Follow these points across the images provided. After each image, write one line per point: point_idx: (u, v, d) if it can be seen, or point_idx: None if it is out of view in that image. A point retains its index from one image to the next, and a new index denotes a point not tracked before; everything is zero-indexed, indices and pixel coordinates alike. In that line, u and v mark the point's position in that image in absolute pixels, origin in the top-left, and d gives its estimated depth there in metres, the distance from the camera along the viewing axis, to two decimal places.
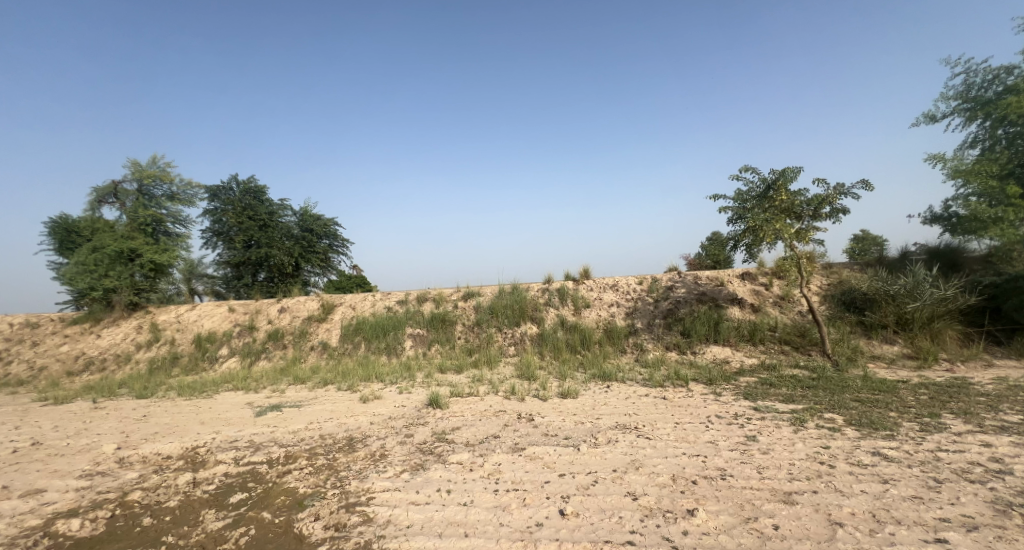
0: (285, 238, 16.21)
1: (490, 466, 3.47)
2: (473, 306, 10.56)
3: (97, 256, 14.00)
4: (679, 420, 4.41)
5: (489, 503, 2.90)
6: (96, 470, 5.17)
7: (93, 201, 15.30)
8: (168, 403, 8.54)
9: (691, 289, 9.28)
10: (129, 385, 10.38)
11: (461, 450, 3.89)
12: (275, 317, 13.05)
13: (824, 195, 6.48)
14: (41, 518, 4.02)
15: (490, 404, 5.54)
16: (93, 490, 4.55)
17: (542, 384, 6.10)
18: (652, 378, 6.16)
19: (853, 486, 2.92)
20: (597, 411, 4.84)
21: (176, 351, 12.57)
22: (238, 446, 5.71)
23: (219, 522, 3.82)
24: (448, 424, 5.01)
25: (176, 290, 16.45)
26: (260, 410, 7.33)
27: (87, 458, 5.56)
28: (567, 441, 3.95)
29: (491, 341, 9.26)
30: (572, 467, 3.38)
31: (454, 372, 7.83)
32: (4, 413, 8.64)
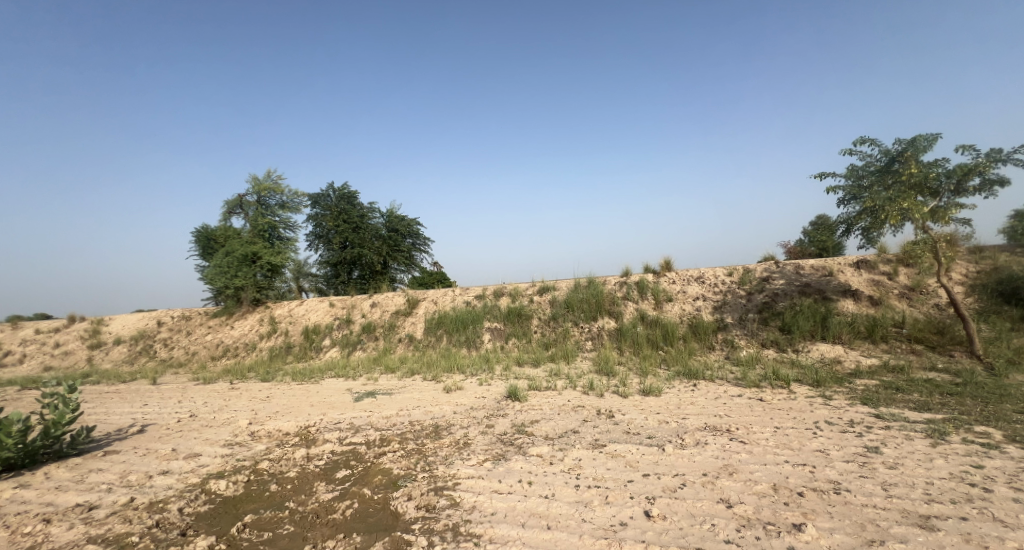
0: (374, 238, 17.38)
1: (571, 461, 3.47)
2: (549, 300, 10.56)
3: (228, 259, 16.67)
4: (779, 424, 4.08)
5: (571, 498, 2.90)
6: (237, 441, 5.94)
7: (225, 213, 18.45)
8: (285, 387, 9.60)
9: (791, 280, 8.56)
10: (254, 369, 11.84)
11: (541, 443, 3.93)
12: (368, 310, 14.05)
13: (972, 165, 5.62)
14: (199, 477, 4.72)
15: (568, 399, 5.51)
16: (235, 458, 5.25)
17: (622, 381, 5.94)
18: (745, 377, 5.76)
19: (1018, 516, 2.52)
20: (683, 411, 4.63)
21: (289, 341, 14.03)
22: (341, 427, 6.25)
23: (329, 493, 4.22)
24: (528, 417, 5.07)
25: (288, 288, 18.41)
26: (358, 396, 7.96)
27: (229, 430, 6.44)
28: (650, 440, 3.82)
29: (568, 336, 9.22)
30: (656, 468, 3.27)
31: (532, 365, 7.91)
32: (169, 390, 10.33)
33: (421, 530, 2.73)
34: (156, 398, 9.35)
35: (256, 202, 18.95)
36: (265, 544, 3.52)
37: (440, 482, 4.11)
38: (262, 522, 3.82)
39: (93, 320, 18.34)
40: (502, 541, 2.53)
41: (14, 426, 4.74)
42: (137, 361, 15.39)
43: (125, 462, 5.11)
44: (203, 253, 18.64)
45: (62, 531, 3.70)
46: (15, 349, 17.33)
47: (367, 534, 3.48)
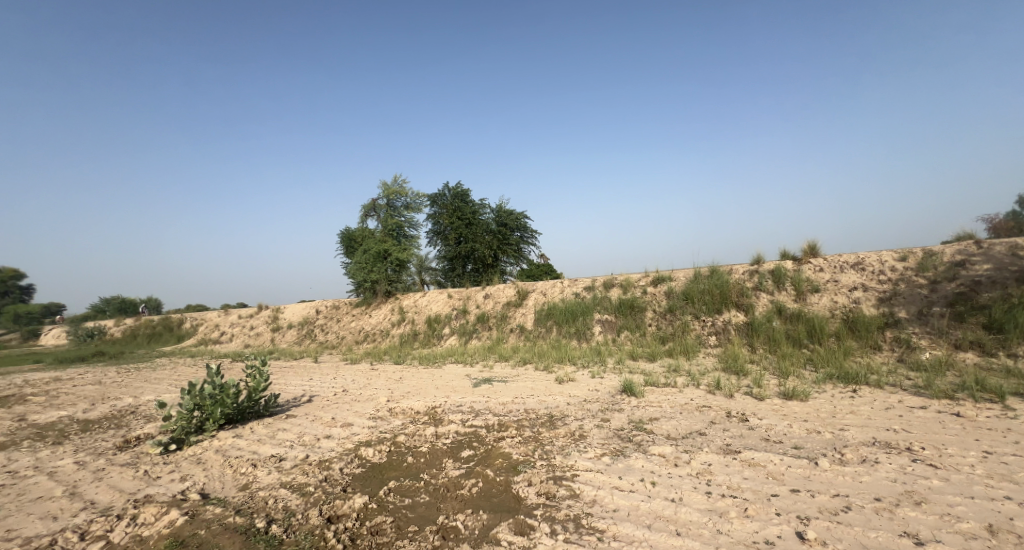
0: (486, 232, 18.08)
1: (699, 465, 3.26)
2: (664, 291, 10.03)
3: (366, 257, 18.94)
4: (989, 449, 3.35)
5: (702, 505, 2.73)
6: (378, 414, 6.95)
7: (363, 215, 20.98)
8: (413, 370, 10.56)
9: (1002, 266, 7.03)
10: (388, 353, 13.25)
11: (663, 442, 3.75)
12: (482, 301, 14.70)
13: None
14: (354, 443, 5.78)
15: (691, 398, 5.17)
16: (378, 429, 6.25)
17: (756, 381, 5.39)
18: (928, 386, 4.87)
19: None
20: (841, 421, 4.05)
21: (415, 329, 15.36)
22: (463, 410, 6.68)
23: (456, 471, 4.61)
24: (647, 413, 4.87)
25: (414, 281, 20.11)
26: (476, 382, 8.42)
27: (372, 405, 7.55)
28: (797, 451, 3.42)
29: (687, 330, 8.66)
30: (809, 485, 2.91)
31: (647, 359, 7.61)
32: (323, 368, 12.07)
33: (543, 516, 2.79)
34: (317, 375, 11.05)
35: (387, 204, 21.07)
36: (406, 508, 4.05)
37: (556, 470, 4.16)
38: (403, 489, 4.39)
39: (270, 309, 22.21)
40: (628, 540, 2.46)
41: (230, 389, 6.74)
42: (304, 342, 18.32)
43: (300, 429, 6.56)
44: (347, 252, 21.40)
45: (265, 476, 4.92)
46: (225, 330, 22.06)
47: (492, 513, 3.73)
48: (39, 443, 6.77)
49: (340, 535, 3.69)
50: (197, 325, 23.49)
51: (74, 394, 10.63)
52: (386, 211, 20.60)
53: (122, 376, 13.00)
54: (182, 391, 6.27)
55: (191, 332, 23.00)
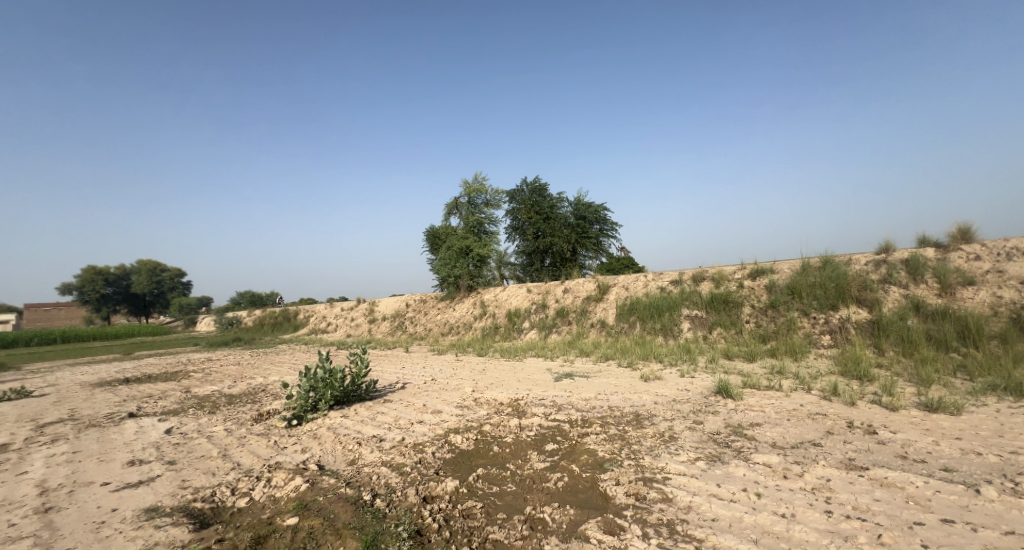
0: (564, 226, 17.89)
1: (815, 479, 2.95)
2: (765, 285, 9.24)
3: (449, 253, 19.72)
4: None
5: (820, 525, 2.46)
6: (465, 403, 7.21)
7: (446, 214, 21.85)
8: (495, 362, 10.80)
9: None
10: (471, 345, 13.69)
11: (768, 451, 3.45)
12: (561, 296, 14.60)
13: None
14: (444, 430, 6.04)
15: (801, 404, 4.69)
16: (465, 417, 6.48)
17: (885, 389, 4.75)
18: None
19: None
20: (1007, 442, 3.43)
21: (496, 323, 15.69)
22: (545, 404, 6.69)
23: (541, 463, 4.63)
24: (748, 418, 4.51)
25: (494, 276, 20.54)
26: (558, 376, 8.39)
27: (458, 394, 7.83)
28: (943, 474, 2.96)
29: (793, 328, 7.90)
30: (965, 515, 2.49)
31: (744, 359, 7.05)
32: (413, 358, 12.79)
33: (634, 518, 2.70)
34: (408, 363, 11.78)
35: (467, 201, 21.72)
36: (494, 495, 4.15)
37: (644, 472, 4.00)
38: (491, 476, 4.51)
39: (366, 302, 23.98)
40: None
41: (338, 375, 7.60)
42: (396, 333, 19.57)
43: (396, 413, 7.02)
44: (431, 249, 22.39)
45: (369, 453, 5.48)
46: (328, 322, 24.28)
47: (579, 509, 3.69)
48: (197, 416, 8.13)
49: (435, 514, 3.92)
50: (306, 317, 26.11)
51: (219, 374, 12.52)
52: (467, 209, 21.25)
53: (252, 359, 14.99)
54: (301, 373, 7.13)
55: (302, 322, 25.70)
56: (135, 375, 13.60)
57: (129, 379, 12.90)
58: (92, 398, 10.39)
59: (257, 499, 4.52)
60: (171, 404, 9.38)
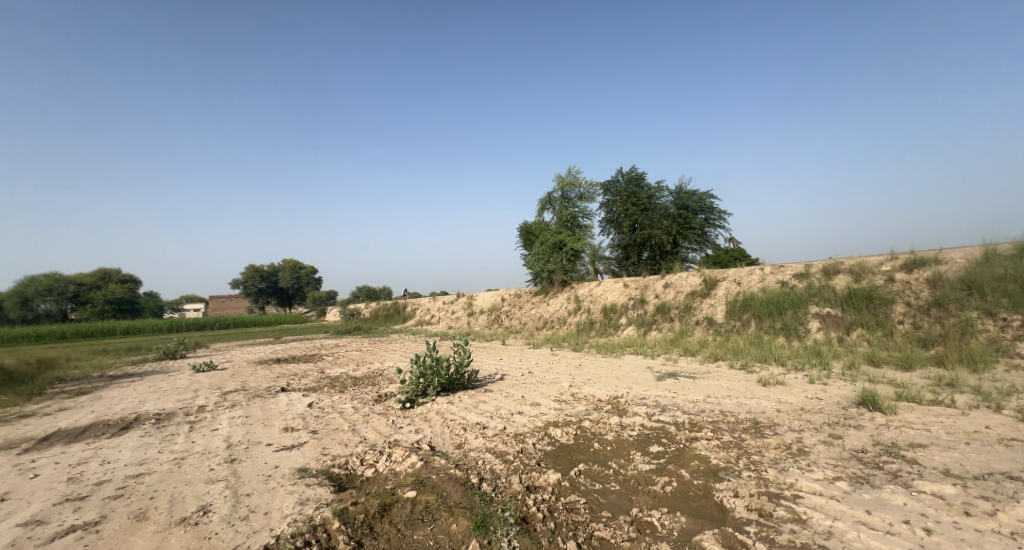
0: (664, 217, 16.98)
1: (1009, 521, 2.42)
2: (928, 279, 7.89)
3: (543, 248, 19.85)
4: None
5: None
6: (563, 398, 7.17)
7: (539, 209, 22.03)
8: (592, 358, 10.60)
9: None
10: (567, 340, 13.61)
11: (937, 480, 2.91)
12: (662, 291, 13.89)
13: None
14: (543, 422, 6.06)
15: (981, 427, 3.91)
16: (564, 411, 6.43)
17: None
18: None
19: None
20: None
21: (592, 318, 15.41)
22: (648, 403, 6.40)
23: (646, 465, 4.43)
24: (905, 437, 3.87)
25: (587, 270, 20.23)
26: (660, 375, 7.99)
27: (555, 388, 7.80)
28: None
29: (970, 332, 6.65)
30: None
31: (898, 368, 6.07)
32: (509, 351, 13.06)
33: (759, 535, 2.46)
34: (506, 355, 12.09)
35: (560, 196, 21.65)
36: (597, 493, 4.06)
37: (769, 487, 3.61)
38: (593, 473, 4.41)
39: (465, 296, 25.09)
40: None
41: (443, 363, 8.01)
42: (493, 327, 20.17)
43: (497, 402, 7.21)
44: (525, 244, 22.71)
45: (474, 439, 5.68)
46: (431, 315, 25.79)
47: (691, 517, 3.46)
48: (325, 395, 9.15)
49: (539, 505, 3.95)
50: (412, 309, 27.99)
51: (340, 359, 13.91)
52: (560, 203, 21.19)
53: (368, 346, 16.48)
54: (412, 360, 7.67)
55: (409, 314, 27.65)
56: (274, 356, 15.68)
57: (270, 360, 14.92)
58: (244, 375, 12.19)
59: (380, 471, 5.04)
60: (301, 383, 10.63)
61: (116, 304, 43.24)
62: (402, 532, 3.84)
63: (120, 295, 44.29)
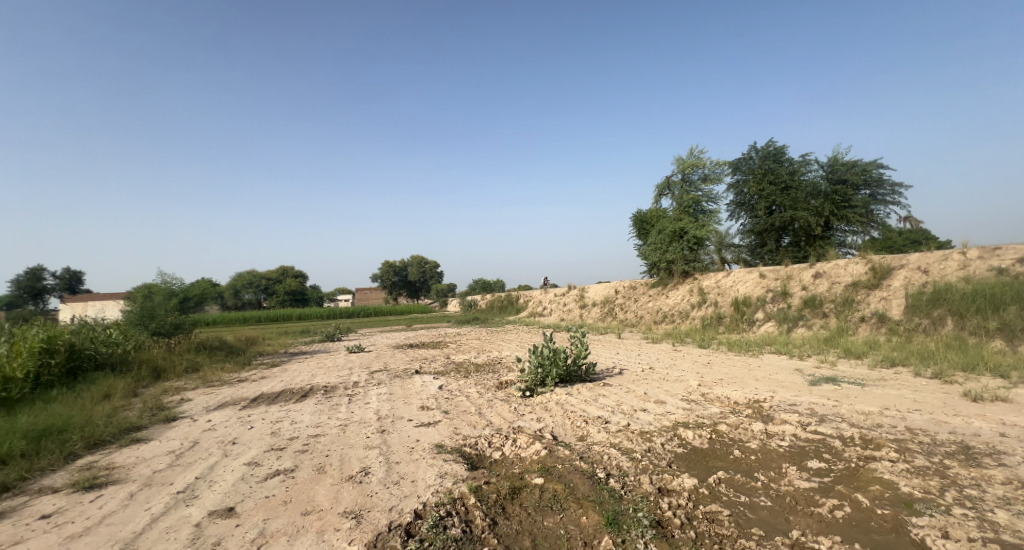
0: (811, 196, 14.71)
1: None
2: None
3: (664, 237, 18.67)
4: None
5: None
6: (692, 397, 6.54)
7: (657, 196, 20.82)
8: (723, 356, 9.60)
9: None
10: (691, 335, 12.58)
11: None
12: (810, 282, 12.11)
13: None
14: (671, 422, 5.57)
15: None
16: (695, 412, 5.84)
17: None
18: None
19: None
20: None
21: (721, 312, 14.04)
22: (799, 411, 5.50)
23: (805, 482, 3.75)
24: None
25: (713, 260, 18.51)
26: (814, 379, 6.86)
27: (682, 387, 7.16)
28: None
29: None
30: None
31: None
32: (628, 345, 12.47)
33: None
34: (623, 349, 11.56)
35: (681, 180, 20.13)
36: (743, 506, 3.53)
37: (1001, 536, 2.80)
38: (737, 484, 3.86)
39: (578, 288, 24.78)
40: None
41: (561, 355, 7.85)
42: (607, 319, 19.55)
43: (618, 397, 6.84)
44: (641, 234, 21.66)
45: (596, 433, 5.42)
46: (545, 306, 25.91)
47: None
48: (454, 379, 9.65)
49: (676, 510, 3.55)
50: (526, 301, 28.47)
51: (463, 347, 14.60)
52: (680, 187, 19.71)
53: (487, 336, 17.10)
54: (531, 351, 7.65)
55: (523, 306, 28.17)
56: (407, 342, 17.11)
57: (403, 345, 16.29)
58: (382, 358, 13.44)
59: (507, 455, 5.05)
60: (430, 367, 11.36)
61: (289, 294, 51.62)
62: (533, 517, 3.77)
63: (291, 286, 52.67)
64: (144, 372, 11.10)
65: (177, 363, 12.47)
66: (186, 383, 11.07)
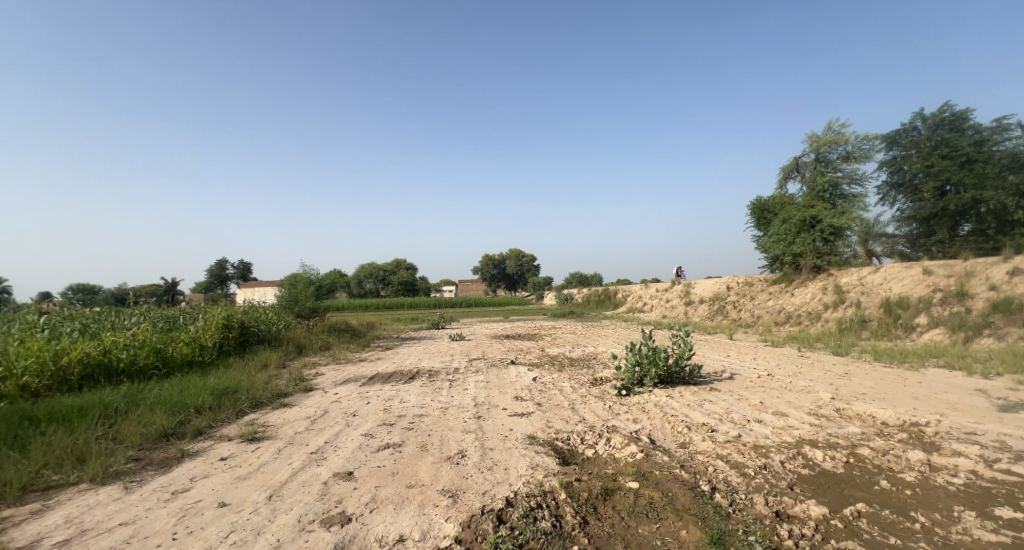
0: (1007, 169, 11.29)
1: None
2: None
3: (787, 227, 16.21)
4: None
5: None
6: (822, 412, 5.18)
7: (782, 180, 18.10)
8: (868, 366, 7.75)
9: None
10: (823, 339, 10.56)
11: None
12: (1001, 280, 9.70)
13: None
14: (794, 438, 4.40)
15: None
16: (828, 430, 4.56)
17: None
18: None
19: None
20: None
21: (864, 314, 11.65)
22: (985, 444, 4.00)
23: (989, 535, 2.79)
24: None
25: (851, 252, 15.57)
26: (1008, 405, 5.05)
27: (810, 399, 5.76)
28: None
29: None
30: None
31: None
32: (743, 347, 10.84)
33: None
34: (735, 352, 10.00)
35: (814, 160, 17.21)
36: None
37: None
38: (882, 520, 3.01)
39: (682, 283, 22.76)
40: None
41: (662, 354, 6.78)
42: (716, 318, 17.54)
43: (727, 404, 5.67)
44: (760, 224, 19.15)
45: (699, 441, 4.46)
46: (646, 302, 24.10)
47: None
48: (550, 371, 9.08)
49: (799, 541, 2.83)
50: (626, 296, 27.03)
51: (560, 340, 13.98)
52: (813, 167, 16.86)
53: (584, 329, 16.26)
54: (628, 347, 6.72)
55: (622, 301, 26.74)
56: (508, 332, 16.98)
57: (503, 335, 16.14)
58: (478, 347, 13.38)
59: (601, 454, 4.33)
60: (525, 358, 10.92)
61: (401, 285, 55.51)
62: (626, 521, 3.20)
63: (402, 278, 56.50)
64: (291, 347, 12.36)
65: (315, 341, 13.63)
66: (322, 358, 12.14)
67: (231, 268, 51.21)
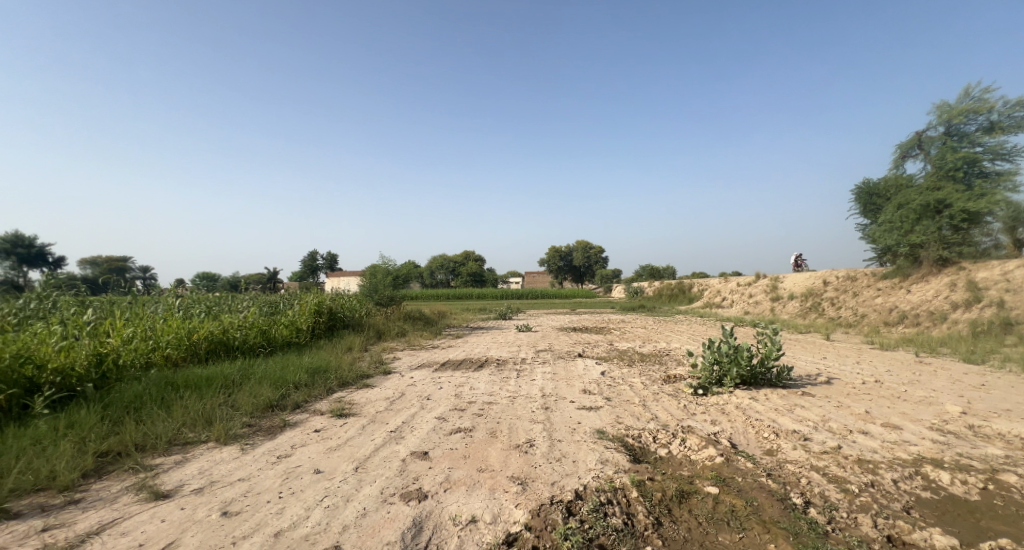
0: None
1: None
2: None
3: (903, 213, 13.83)
4: None
5: None
6: (948, 428, 4.12)
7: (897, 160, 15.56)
8: (1015, 378, 6.21)
9: None
10: (950, 344, 8.80)
11: None
12: None
13: None
14: (910, 456, 3.53)
15: None
16: (960, 451, 3.59)
17: None
18: None
19: None
20: None
21: (1007, 316, 9.60)
22: None
23: None
24: None
25: (992, 242, 12.89)
26: None
27: (933, 412, 4.65)
28: None
29: None
30: None
31: None
32: (845, 349, 9.38)
33: None
34: (833, 355, 8.63)
35: (945, 133, 14.43)
36: None
37: None
38: None
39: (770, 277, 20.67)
40: None
41: (746, 352, 5.87)
42: (809, 316, 15.62)
43: (823, 411, 4.76)
44: (866, 210, 16.75)
45: (790, 449, 3.74)
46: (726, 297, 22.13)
47: None
48: (617, 365, 8.51)
49: None
50: (704, 290, 25.29)
51: (628, 334, 13.21)
52: (941, 143, 14.26)
53: (655, 324, 15.31)
54: (704, 343, 5.93)
55: (697, 296, 25.07)
56: (576, 325, 16.48)
57: (570, 327, 15.66)
58: (545, 338, 13.08)
59: (675, 454, 3.80)
60: (593, 351, 10.38)
61: (471, 276, 57.05)
62: (704, 527, 2.79)
63: (472, 269, 57.99)
64: (371, 333, 13.57)
65: (392, 328, 14.83)
66: (397, 344, 12.88)
67: (322, 260, 55.86)
